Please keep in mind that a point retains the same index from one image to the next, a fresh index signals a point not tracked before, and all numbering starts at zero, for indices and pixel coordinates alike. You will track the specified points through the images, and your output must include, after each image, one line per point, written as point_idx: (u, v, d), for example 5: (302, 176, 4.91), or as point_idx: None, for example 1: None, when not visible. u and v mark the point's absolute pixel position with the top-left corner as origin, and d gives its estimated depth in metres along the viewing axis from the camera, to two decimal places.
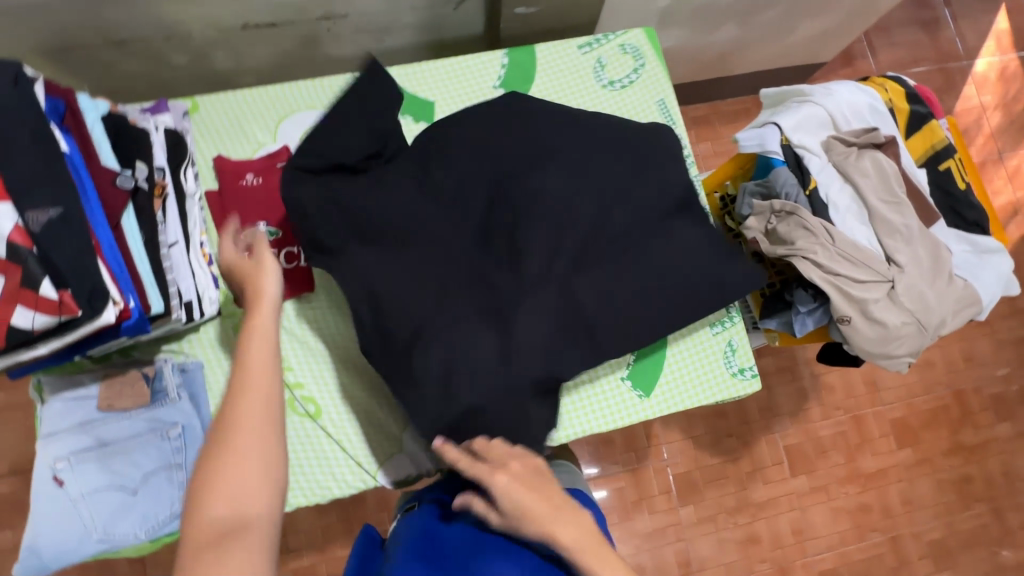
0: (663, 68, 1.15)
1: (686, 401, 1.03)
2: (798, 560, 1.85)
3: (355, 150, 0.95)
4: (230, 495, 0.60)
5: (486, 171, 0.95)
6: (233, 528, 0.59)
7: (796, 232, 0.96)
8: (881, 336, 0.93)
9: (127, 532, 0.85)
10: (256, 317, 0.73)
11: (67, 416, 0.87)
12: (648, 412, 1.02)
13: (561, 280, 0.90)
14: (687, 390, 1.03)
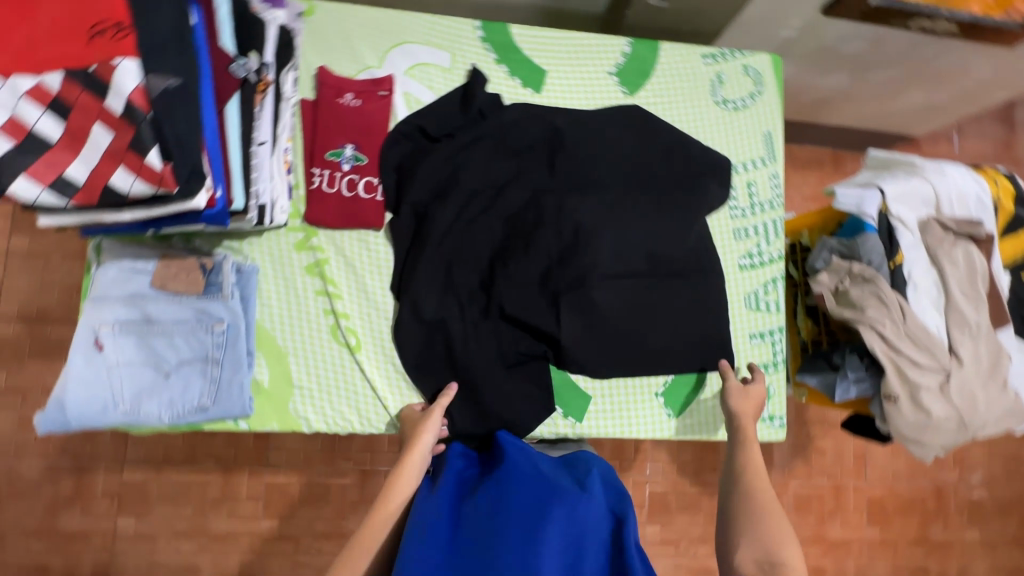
0: (778, 100, 1.12)
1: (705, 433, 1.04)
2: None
3: (430, 110, 1.01)
4: None
5: (534, 162, 1.02)
6: None
7: (868, 300, 0.96)
8: (922, 423, 0.94)
9: (151, 411, 0.85)
10: (401, 473, 0.85)
11: (120, 285, 0.86)
12: (668, 432, 1.03)
13: (585, 279, 0.99)
14: (708, 421, 1.04)
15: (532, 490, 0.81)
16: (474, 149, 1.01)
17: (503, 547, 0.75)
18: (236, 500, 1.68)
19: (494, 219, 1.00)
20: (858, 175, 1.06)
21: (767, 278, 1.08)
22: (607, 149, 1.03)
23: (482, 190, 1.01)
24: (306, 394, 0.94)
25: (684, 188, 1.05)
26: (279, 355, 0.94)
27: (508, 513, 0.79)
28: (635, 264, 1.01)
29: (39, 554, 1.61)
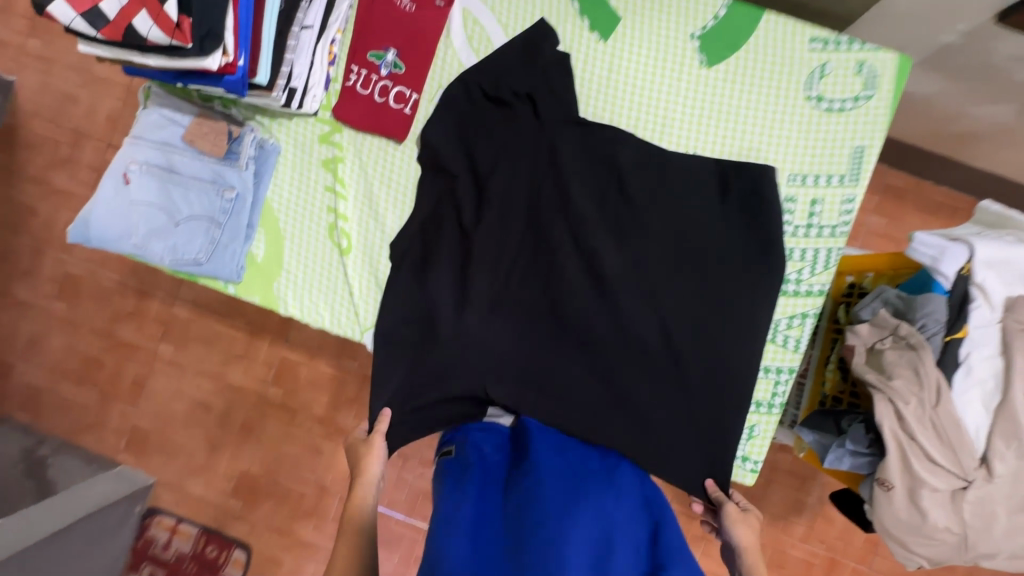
0: (890, 111, 0.92)
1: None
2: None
3: (482, 79, 0.94)
4: None
5: (580, 168, 0.94)
6: None
7: (902, 369, 0.81)
8: (911, 524, 0.80)
9: (154, 251, 0.93)
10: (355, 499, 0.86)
11: (156, 129, 0.93)
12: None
13: (593, 265, 0.93)
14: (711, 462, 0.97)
15: (559, 481, 0.75)
16: (517, 143, 0.94)
17: (538, 533, 0.68)
18: (254, 361, 1.86)
19: (524, 188, 0.94)
20: (956, 229, 0.88)
21: (795, 310, 0.95)
22: (658, 174, 0.93)
23: (522, 153, 0.94)
24: (291, 279, 0.98)
25: (735, 214, 0.92)
26: (277, 238, 0.98)
27: (541, 502, 0.72)
28: (652, 305, 0.91)
29: (98, 350, 1.90)
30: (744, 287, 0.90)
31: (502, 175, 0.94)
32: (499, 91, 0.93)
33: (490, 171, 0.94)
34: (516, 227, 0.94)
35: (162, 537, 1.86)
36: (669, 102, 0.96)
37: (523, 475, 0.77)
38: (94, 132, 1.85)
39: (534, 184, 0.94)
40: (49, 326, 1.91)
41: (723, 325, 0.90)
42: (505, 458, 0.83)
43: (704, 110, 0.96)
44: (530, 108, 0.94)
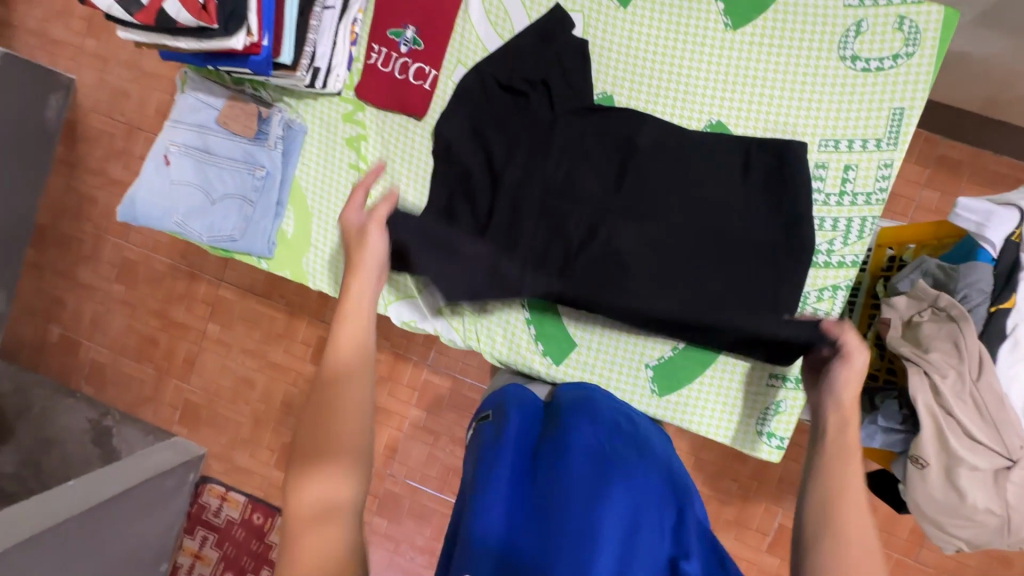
0: (934, 68, 0.86)
1: (748, 444, 0.93)
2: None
3: (496, 70, 0.95)
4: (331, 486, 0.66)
5: (595, 154, 0.93)
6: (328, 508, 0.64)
7: (940, 342, 0.77)
8: (949, 505, 0.76)
9: (194, 229, 0.99)
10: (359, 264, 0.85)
11: (192, 112, 0.99)
12: (707, 426, 0.94)
13: (611, 241, 0.91)
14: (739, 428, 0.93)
15: (590, 451, 0.63)
16: (531, 130, 0.94)
17: (568, 517, 0.56)
18: (292, 340, 1.94)
19: (540, 169, 0.94)
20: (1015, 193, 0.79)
21: (826, 283, 0.90)
22: (677, 159, 0.91)
23: (537, 135, 0.94)
24: (318, 255, 1.02)
25: (760, 192, 0.88)
26: (306, 214, 1.02)
27: (578, 475, 0.60)
28: (669, 286, 0.89)
29: (153, 329, 2.04)
30: (769, 263, 0.87)
31: (517, 158, 0.94)
32: (513, 82, 0.94)
33: (508, 157, 0.95)
34: (533, 203, 0.94)
35: (213, 504, 1.99)
36: (688, 84, 0.94)
37: (551, 443, 0.65)
38: (145, 124, 1.96)
39: (549, 166, 0.93)
40: (110, 307, 2.06)
41: (746, 300, 0.87)
42: (537, 424, 0.71)
43: (726, 91, 0.93)
44: (545, 97, 0.93)
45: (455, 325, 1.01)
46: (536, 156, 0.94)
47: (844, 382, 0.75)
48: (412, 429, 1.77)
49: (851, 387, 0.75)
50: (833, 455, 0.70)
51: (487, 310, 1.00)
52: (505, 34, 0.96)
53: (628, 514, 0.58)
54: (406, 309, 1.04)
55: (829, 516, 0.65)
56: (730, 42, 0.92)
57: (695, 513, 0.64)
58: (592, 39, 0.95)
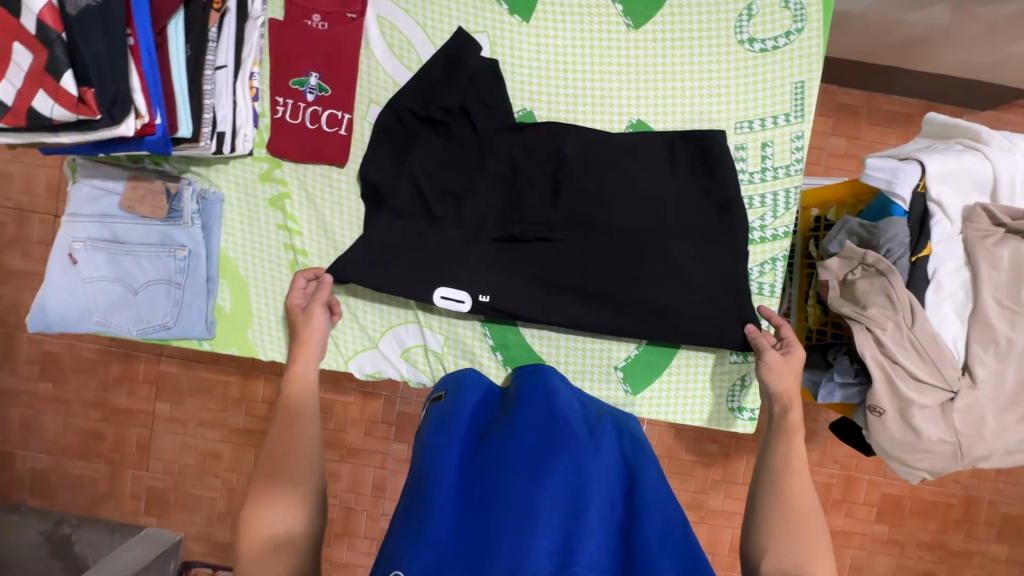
0: (823, 40, 0.91)
1: (726, 423, 0.97)
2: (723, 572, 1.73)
3: (411, 105, 0.92)
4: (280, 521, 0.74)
5: (526, 173, 0.93)
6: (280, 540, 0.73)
7: (875, 297, 0.82)
8: (908, 442, 0.82)
9: (121, 324, 0.92)
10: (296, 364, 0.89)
11: (91, 202, 0.90)
12: (687, 415, 0.98)
13: (556, 246, 0.93)
14: (711, 409, 0.97)
15: (537, 437, 0.68)
16: (457, 154, 0.93)
17: (507, 496, 0.61)
18: (253, 401, 1.85)
19: (476, 191, 0.93)
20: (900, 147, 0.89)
21: (764, 256, 0.95)
22: (606, 162, 0.92)
23: (469, 160, 0.93)
24: (264, 325, 0.97)
25: (688, 180, 0.91)
26: (241, 283, 0.97)
27: (517, 456, 0.65)
28: (623, 289, 0.92)
29: (95, 421, 1.88)
30: (714, 249, 0.90)
31: (452, 181, 0.93)
32: (430, 112, 0.92)
33: (444, 183, 0.93)
34: (476, 226, 0.93)
35: None
36: (603, 87, 0.95)
37: (502, 431, 0.69)
38: (38, 205, 1.79)
39: (484, 186, 0.93)
40: (41, 408, 1.89)
41: (700, 286, 0.91)
42: (493, 415, 0.77)
43: (640, 91, 0.94)
44: (466, 123, 0.92)
45: (422, 366, 0.98)
46: (469, 176, 0.93)
47: (786, 370, 0.87)
48: (397, 463, 1.74)
49: (794, 373, 0.87)
50: (783, 467, 0.81)
51: (454, 352, 0.97)
52: (413, 66, 0.94)
53: (563, 491, 0.62)
54: (368, 361, 0.98)
55: (787, 514, 0.77)
56: (635, 42, 0.93)
57: (647, 483, 0.68)
58: (501, 58, 0.94)
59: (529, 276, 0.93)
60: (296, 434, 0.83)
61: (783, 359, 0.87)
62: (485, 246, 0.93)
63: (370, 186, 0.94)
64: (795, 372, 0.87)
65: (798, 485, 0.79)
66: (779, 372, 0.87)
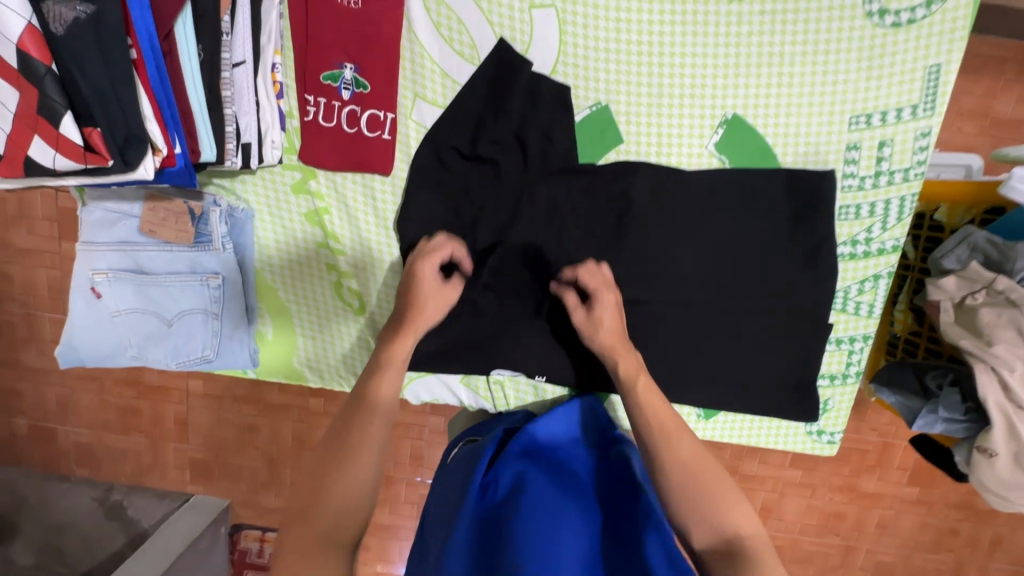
0: (973, 8, 0.73)
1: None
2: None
3: (466, 112, 0.80)
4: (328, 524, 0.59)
5: (601, 182, 0.82)
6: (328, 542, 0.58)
7: (1002, 331, 0.73)
8: (1016, 484, 0.76)
9: (158, 358, 0.84)
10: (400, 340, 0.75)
11: (107, 229, 0.79)
12: (764, 439, 0.92)
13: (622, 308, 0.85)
14: (788, 434, 0.91)
15: (546, 511, 0.66)
16: (508, 199, 0.82)
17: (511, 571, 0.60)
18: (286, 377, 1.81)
19: (534, 247, 0.83)
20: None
21: (866, 274, 0.84)
22: (681, 198, 0.82)
23: (536, 167, 0.81)
24: (310, 352, 0.90)
25: (774, 212, 0.82)
26: (283, 309, 0.88)
27: (527, 505, 0.67)
28: (697, 342, 0.86)
29: (131, 399, 1.82)
30: (798, 300, 0.83)
31: (509, 234, 0.83)
32: (477, 148, 0.80)
33: (504, 228, 0.83)
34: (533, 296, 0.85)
35: (254, 547, 1.93)
36: (694, 73, 0.78)
37: (512, 502, 0.68)
38: None
39: (547, 233, 0.83)
40: (73, 386, 1.81)
41: (781, 329, 0.84)
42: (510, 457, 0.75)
43: (738, 78, 0.78)
44: (519, 156, 0.81)
45: (482, 393, 0.92)
46: (531, 223, 0.83)
47: (608, 318, 0.78)
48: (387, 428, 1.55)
49: (614, 319, 0.78)
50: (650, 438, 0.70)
51: (515, 379, 0.90)
52: (465, 51, 0.78)
53: (569, 529, 0.65)
54: (422, 389, 0.92)
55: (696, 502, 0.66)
56: (738, 16, 0.76)
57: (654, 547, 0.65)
58: (572, 40, 0.77)
59: None
60: (367, 417, 0.68)
61: (588, 317, 0.78)
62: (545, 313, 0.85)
63: (424, 197, 0.82)
64: (607, 325, 0.77)
65: (675, 449, 0.69)
66: (597, 321, 0.78)
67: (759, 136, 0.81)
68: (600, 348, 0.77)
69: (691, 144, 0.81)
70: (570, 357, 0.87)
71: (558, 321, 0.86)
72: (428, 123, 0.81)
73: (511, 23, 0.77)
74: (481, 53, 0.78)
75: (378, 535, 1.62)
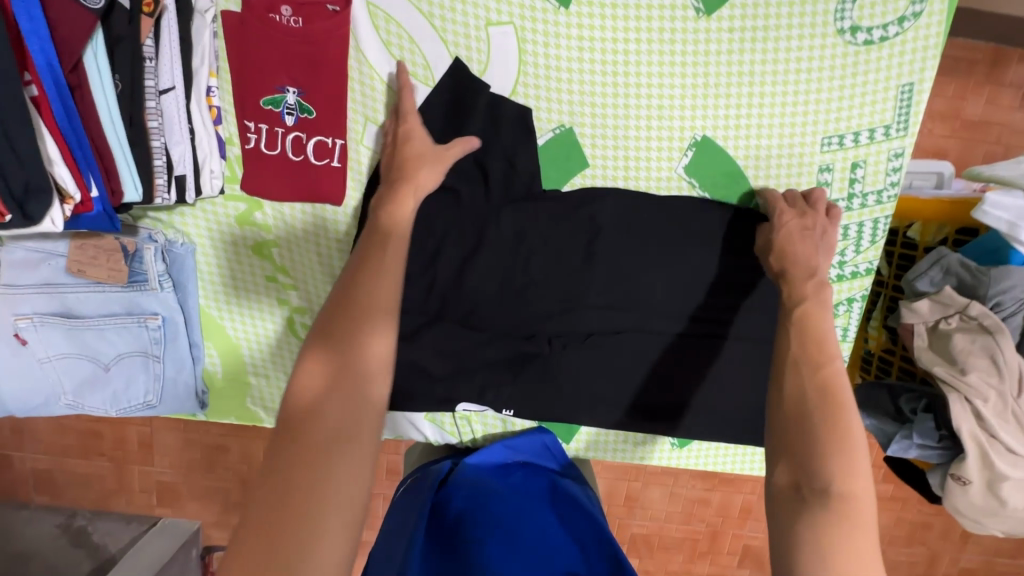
0: (946, 26, 0.71)
1: (648, 457, 0.90)
2: (732, 531, 1.51)
3: None
4: (329, 433, 0.50)
5: (569, 209, 0.78)
6: (337, 445, 0.50)
7: (975, 358, 0.72)
8: (988, 509, 0.75)
9: (96, 405, 0.78)
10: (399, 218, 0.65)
11: (29, 269, 0.72)
12: (740, 465, 0.90)
13: (591, 338, 0.81)
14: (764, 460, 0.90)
15: (507, 530, 0.67)
16: (471, 227, 0.78)
17: None
18: None
19: (500, 278, 0.79)
20: (999, 164, 0.80)
21: (840, 297, 0.82)
22: (649, 226, 0.78)
23: (500, 193, 0.77)
24: (262, 391, 0.84)
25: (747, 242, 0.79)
26: (232, 347, 0.82)
27: (486, 528, 0.67)
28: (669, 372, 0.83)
29: None
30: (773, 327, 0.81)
31: (474, 263, 0.78)
32: None
33: (468, 258, 0.78)
34: (498, 329, 0.81)
35: None
36: (661, 94, 0.74)
37: (471, 525, 0.67)
38: None
39: (515, 263, 0.79)
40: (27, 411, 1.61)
41: (754, 359, 0.82)
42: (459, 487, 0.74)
43: (707, 98, 0.75)
44: (481, 183, 0.76)
45: (449, 429, 0.88)
46: (497, 252, 0.78)
47: (791, 237, 0.72)
48: None
49: (802, 239, 0.71)
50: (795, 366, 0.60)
51: (483, 414, 0.86)
52: (418, 71, 0.73)
53: (532, 547, 0.66)
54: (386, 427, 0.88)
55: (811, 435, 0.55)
56: (705, 33, 0.72)
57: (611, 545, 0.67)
58: (532, 59, 0.73)
59: (565, 359, 0.82)
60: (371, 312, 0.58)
61: (778, 238, 0.72)
62: (512, 346, 0.81)
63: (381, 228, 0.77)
64: (802, 240, 0.71)
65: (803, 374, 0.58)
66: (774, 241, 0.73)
67: (729, 160, 0.77)
68: (772, 267, 0.71)
69: (661, 167, 0.77)
70: (538, 390, 0.83)
71: (535, 373, 0.83)
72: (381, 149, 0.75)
73: (466, 41, 0.72)
74: (436, 74, 0.73)
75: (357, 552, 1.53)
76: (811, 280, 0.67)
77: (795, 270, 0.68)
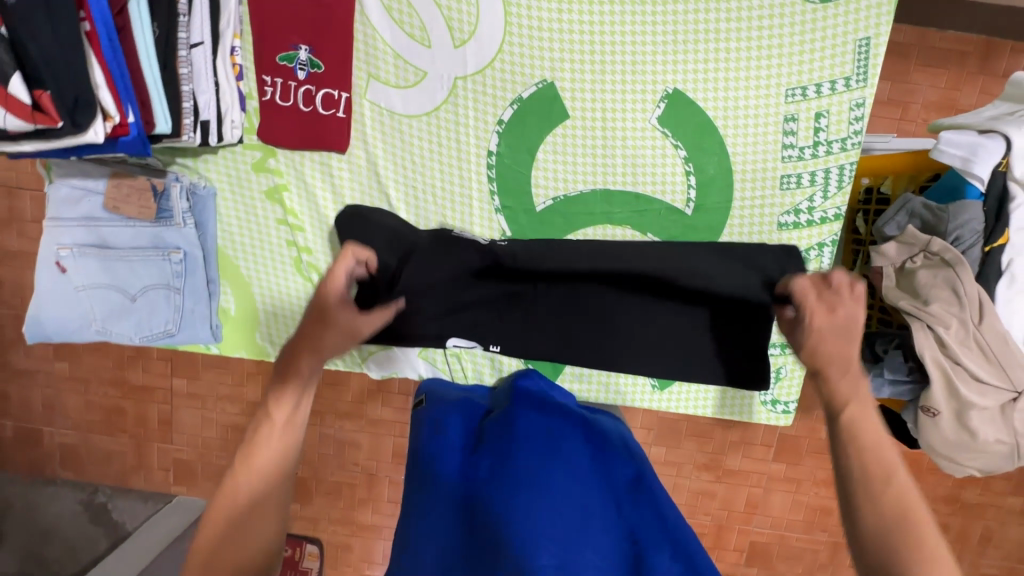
0: None
1: (628, 400, 0.96)
2: (737, 526, 1.48)
3: (421, 93, 0.84)
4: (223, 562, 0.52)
5: None
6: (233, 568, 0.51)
7: (938, 291, 0.75)
8: (961, 443, 0.76)
9: (122, 332, 0.87)
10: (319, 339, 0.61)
11: (73, 205, 0.83)
12: (720, 410, 0.94)
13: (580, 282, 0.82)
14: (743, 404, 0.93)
15: (537, 444, 0.67)
16: None
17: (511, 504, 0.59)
18: None
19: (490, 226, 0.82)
20: (960, 115, 0.83)
21: (810, 242, 0.87)
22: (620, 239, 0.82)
23: None
24: (268, 326, 0.92)
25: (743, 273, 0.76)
26: (245, 283, 0.91)
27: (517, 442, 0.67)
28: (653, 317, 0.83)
29: None
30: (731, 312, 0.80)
31: None
32: None
33: None
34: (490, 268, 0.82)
35: None
36: (635, 50, 0.82)
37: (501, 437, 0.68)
38: None
39: None
40: (60, 387, 1.58)
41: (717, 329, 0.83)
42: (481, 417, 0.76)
43: (677, 54, 0.82)
44: None
45: (440, 365, 0.97)
46: None
47: (824, 337, 0.55)
48: None
49: (838, 341, 0.55)
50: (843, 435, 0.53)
51: (472, 352, 0.94)
52: (416, 33, 0.81)
53: (564, 460, 0.66)
54: (384, 363, 0.97)
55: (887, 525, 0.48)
56: None
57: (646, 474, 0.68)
58: (516, 21, 0.80)
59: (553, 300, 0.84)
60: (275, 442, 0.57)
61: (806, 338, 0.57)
62: (504, 283, 0.83)
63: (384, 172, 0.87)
64: (841, 346, 0.55)
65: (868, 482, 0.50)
66: (798, 342, 0.57)
67: (700, 111, 0.84)
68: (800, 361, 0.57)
69: (635, 118, 0.84)
70: (520, 334, 0.86)
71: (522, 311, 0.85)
72: (382, 103, 0.84)
73: (457, 8, 0.80)
74: (431, 34, 0.81)
75: (361, 535, 1.47)
76: (845, 377, 0.54)
77: (829, 368, 0.55)
